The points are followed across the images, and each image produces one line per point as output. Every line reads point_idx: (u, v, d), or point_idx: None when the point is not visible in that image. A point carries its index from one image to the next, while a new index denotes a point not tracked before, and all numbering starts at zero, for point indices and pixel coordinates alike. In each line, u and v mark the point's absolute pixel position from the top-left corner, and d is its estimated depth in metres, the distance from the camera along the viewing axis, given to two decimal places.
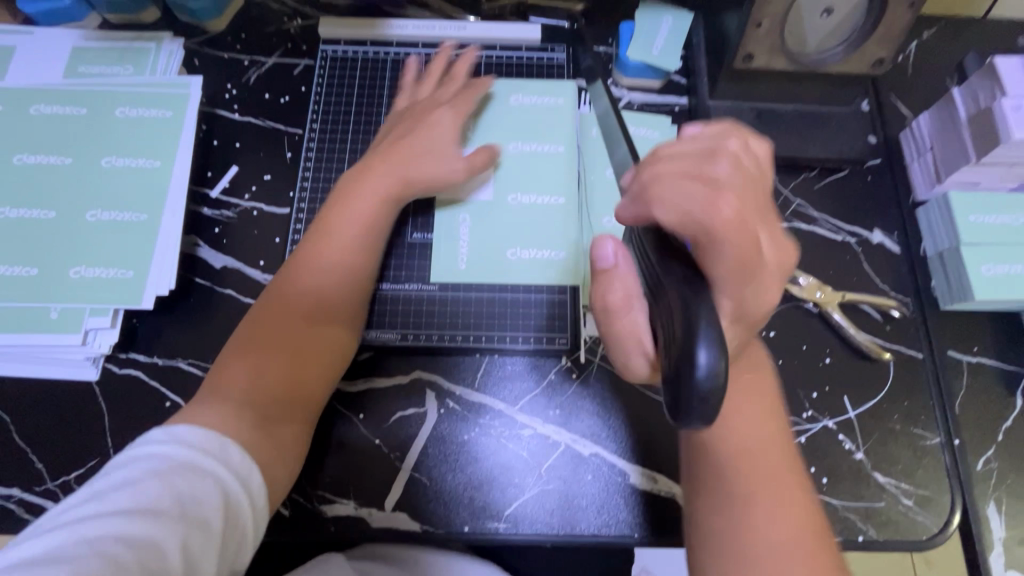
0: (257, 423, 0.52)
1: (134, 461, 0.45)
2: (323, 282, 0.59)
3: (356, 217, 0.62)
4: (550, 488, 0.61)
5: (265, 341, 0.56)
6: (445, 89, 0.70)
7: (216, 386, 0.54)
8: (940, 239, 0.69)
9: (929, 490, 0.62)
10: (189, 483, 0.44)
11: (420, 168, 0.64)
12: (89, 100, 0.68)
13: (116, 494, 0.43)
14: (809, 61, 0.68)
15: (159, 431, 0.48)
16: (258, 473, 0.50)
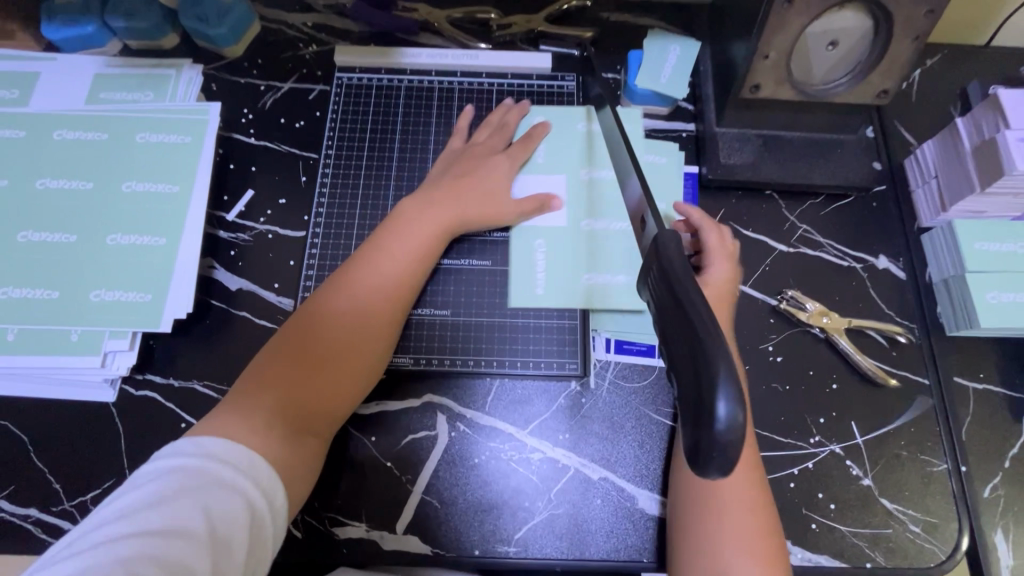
0: (282, 442, 0.53)
1: (167, 477, 0.47)
2: (364, 306, 0.61)
3: (404, 248, 0.64)
4: (559, 512, 0.62)
5: (297, 355, 0.58)
6: (500, 137, 0.73)
7: (247, 393, 0.55)
8: (945, 266, 0.70)
9: (936, 517, 0.63)
10: (220, 503, 0.46)
11: (475, 208, 0.68)
12: (111, 126, 0.70)
13: (149, 511, 0.44)
14: (815, 91, 0.69)
15: (189, 443, 0.49)
16: (282, 490, 0.52)
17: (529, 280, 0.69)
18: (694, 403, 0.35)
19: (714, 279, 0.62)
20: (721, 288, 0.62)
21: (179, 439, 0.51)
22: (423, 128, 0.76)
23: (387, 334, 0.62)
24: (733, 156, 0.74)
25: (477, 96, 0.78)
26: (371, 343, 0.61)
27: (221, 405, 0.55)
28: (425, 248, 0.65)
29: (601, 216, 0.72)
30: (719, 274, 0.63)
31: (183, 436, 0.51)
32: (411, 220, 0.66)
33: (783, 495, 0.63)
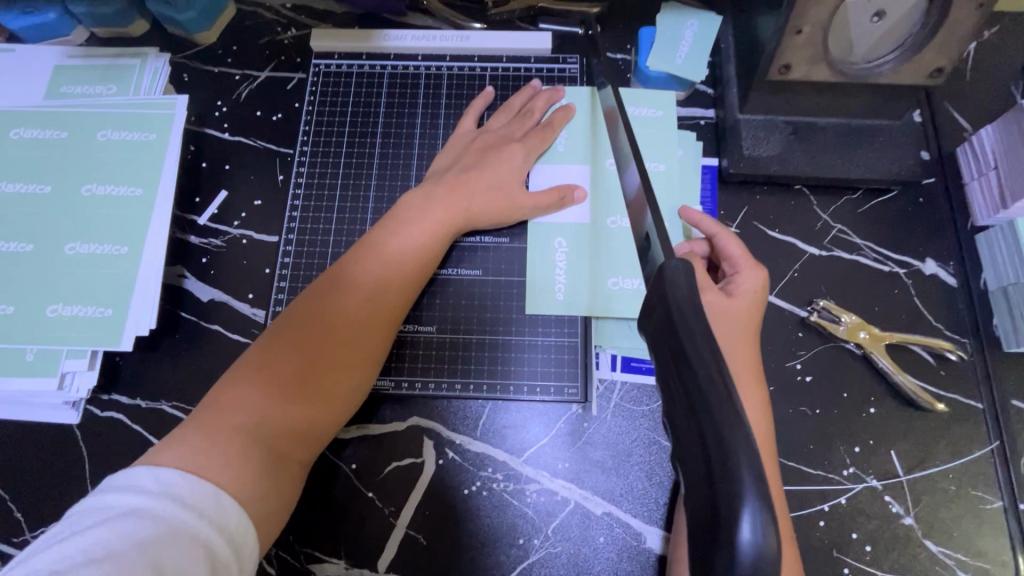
0: (258, 469, 0.45)
1: (114, 522, 0.38)
2: (358, 310, 0.53)
3: (406, 244, 0.57)
4: (557, 551, 0.56)
5: (280, 364, 0.50)
6: (520, 124, 0.66)
7: (215, 409, 0.47)
8: (1004, 273, 0.61)
9: (989, 562, 0.55)
10: (176, 555, 0.37)
11: (483, 205, 0.61)
12: (71, 123, 0.65)
13: (86, 568, 0.35)
14: (855, 70, 0.60)
15: (144, 475, 0.41)
16: (253, 536, 0.43)
17: (545, 287, 0.62)
18: (711, 517, 0.30)
19: (740, 288, 0.52)
20: (749, 299, 0.52)
21: (131, 468, 0.42)
22: (408, 121, 0.69)
23: (382, 341, 0.55)
24: (758, 147, 0.65)
25: (468, 82, 0.70)
26: (363, 352, 0.53)
27: (183, 424, 0.46)
28: (430, 245, 0.58)
29: (607, 217, 0.64)
30: (745, 282, 0.52)
31: (136, 465, 0.42)
32: (415, 216, 0.59)
33: (810, 534, 0.56)
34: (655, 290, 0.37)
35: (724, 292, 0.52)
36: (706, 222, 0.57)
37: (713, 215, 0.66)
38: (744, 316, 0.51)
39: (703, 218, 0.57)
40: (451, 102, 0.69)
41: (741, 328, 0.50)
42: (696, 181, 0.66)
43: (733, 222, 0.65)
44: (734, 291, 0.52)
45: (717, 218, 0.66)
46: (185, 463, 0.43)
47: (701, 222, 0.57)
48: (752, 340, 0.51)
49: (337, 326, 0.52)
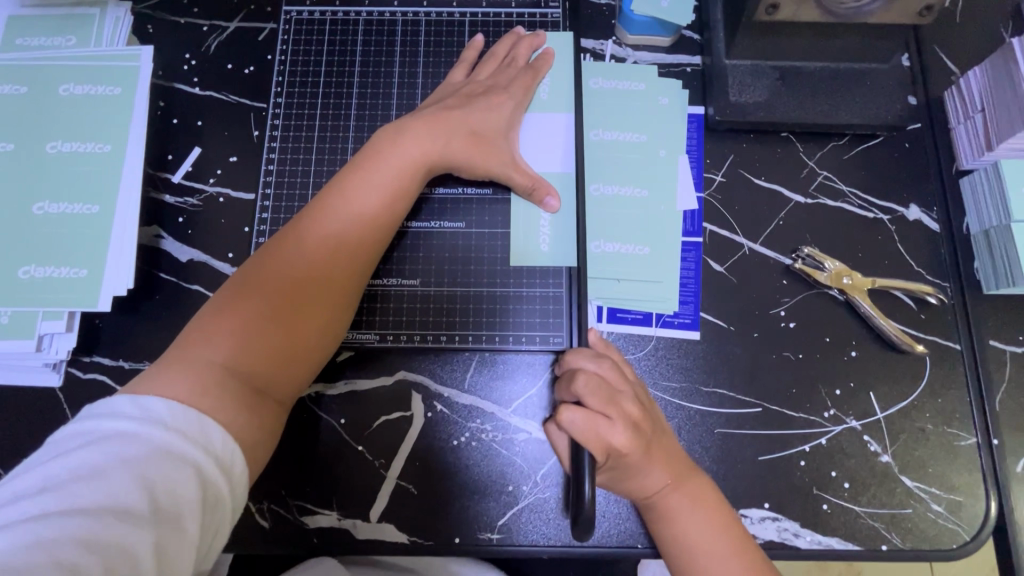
0: (241, 403, 0.45)
1: (101, 444, 0.38)
2: (330, 249, 0.52)
3: (379, 183, 0.55)
4: (546, 497, 0.57)
5: (255, 301, 0.49)
6: (504, 72, 0.63)
7: (191, 346, 0.46)
8: (986, 216, 0.61)
9: (961, 495, 0.57)
10: (165, 476, 0.38)
11: (464, 148, 0.59)
12: (30, 77, 0.61)
13: (78, 486, 0.36)
14: (844, 10, 0.58)
15: (125, 403, 0.40)
16: (242, 459, 0.43)
17: (533, 239, 0.62)
18: None
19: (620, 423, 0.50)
20: (594, 430, 0.49)
21: (113, 396, 0.41)
22: (385, 69, 0.66)
23: (356, 279, 0.54)
24: (744, 93, 0.64)
25: (447, 29, 0.67)
26: (339, 291, 0.53)
27: (158, 361, 0.45)
28: (404, 182, 0.56)
29: (595, 182, 0.63)
30: (588, 394, 0.50)
31: (119, 393, 0.42)
32: (387, 152, 0.57)
33: (791, 473, 0.57)
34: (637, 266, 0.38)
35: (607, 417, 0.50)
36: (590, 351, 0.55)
37: (699, 164, 0.65)
38: (590, 413, 0.49)
39: (577, 354, 0.54)
40: (430, 50, 0.67)
41: (585, 424, 0.49)
42: (681, 129, 0.65)
43: (718, 171, 0.65)
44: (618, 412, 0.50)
45: (703, 166, 0.65)
46: (168, 393, 0.42)
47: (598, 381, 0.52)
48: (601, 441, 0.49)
49: (307, 267, 0.51)
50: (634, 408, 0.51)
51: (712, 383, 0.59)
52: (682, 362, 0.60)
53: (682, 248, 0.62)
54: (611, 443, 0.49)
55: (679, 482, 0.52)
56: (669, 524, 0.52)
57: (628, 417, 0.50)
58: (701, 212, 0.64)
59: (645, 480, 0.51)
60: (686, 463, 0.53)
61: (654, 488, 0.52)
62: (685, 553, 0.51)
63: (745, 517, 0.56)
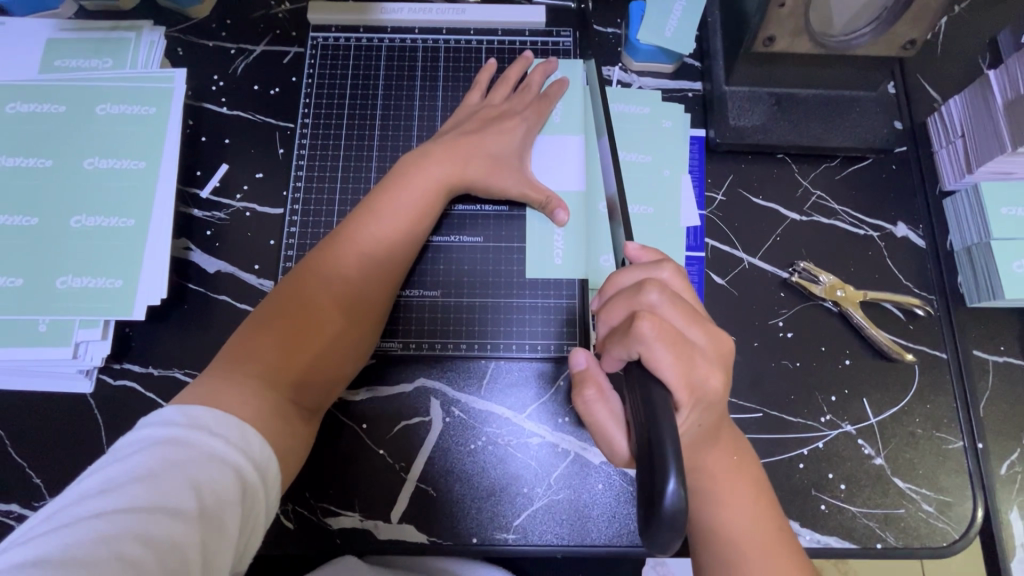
0: (276, 411, 0.48)
1: (153, 448, 0.41)
2: (360, 269, 0.56)
3: (406, 204, 0.59)
4: (559, 498, 0.60)
5: (290, 319, 0.52)
6: (519, 98, 0.67)
7: (233, 359, 0.50)
8: (968, 234, 0.66)
9: (950, 495, 0.60)
10: (211, 476, 0.40)
11: (483, 169, 0.63)
12: (68, 97, 0.65)
13: (131, 486, 0.39)
14: (834, 43, 0.63)
15: (174, 411, 0.43)
16: (276, 465, 0.45)
17: (547, 252, 0.66)
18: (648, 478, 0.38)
19: (703, 346, 0.46)
20: (682, 356, 0.44)
21: (163, 406, 0.44)
22: (406, 93, 0.70)
23: (384, 297, 0.58)
24: (743, 117, 0.68)
25: (465, 55, 0.72)
26: (367, 308, 0.56)
27: (203, 373, 0.49)
28: (428, 204, 0.60)
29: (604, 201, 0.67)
30: (663, 305, 0.46)
31: (168, 403, 0.45)
32: (413, 175, 0.60)
33: (791, 475, 0.61)
34: (627, 304, 0.47)
35: (689, 342, 0.46)
36: (642, 265, 0.50)
37: (701, 183, 0.69)
38: (670, 327, 0.45)
39: (634, 268, 0.49)
40: (449, 75, 0.71)
41: (666, 339, 0.44)
42: (685, 150, 0.69)
43: (720, 190, 0.69)
44: (696, 345, 0.46)
45: (705, 185, 0.69)
46: (211, 401, 0.45)
47: (669, 300, 0.46)
48: (691, 371, 0.44)
49: (339, 286, 0.54)
50: (714, 330, 0.47)
51: None
52: None
53: (686, 262, 0.66)
54: (697, 377, 0.45)
55: (737, 469, 0.51)
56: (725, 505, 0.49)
57: (706, 341, 0.46)
58: (703, 228, 0.68)
59: (708, 454, 0.50)
60: (743, 453, 0.53)
61: (715, 467, 0.50)
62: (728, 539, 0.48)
63: None
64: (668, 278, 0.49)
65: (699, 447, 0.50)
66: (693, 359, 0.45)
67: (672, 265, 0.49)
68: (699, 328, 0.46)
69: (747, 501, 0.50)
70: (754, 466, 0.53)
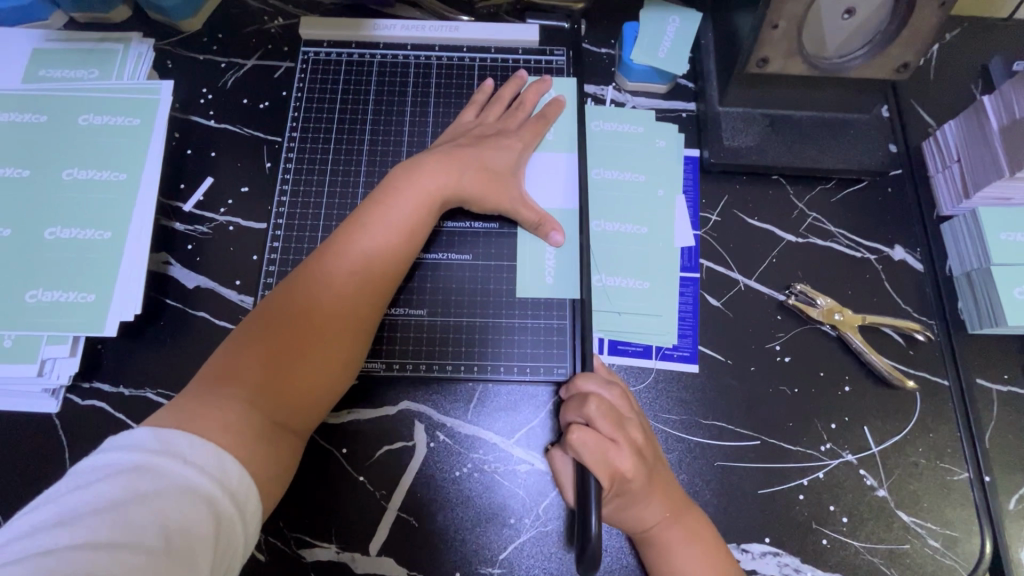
0: (258, 435, 0.45)
1: (119, 477, 0.38)
2: (349, 285, 0.53)
3: (397, 217, 0.57)
4: (548, 530, 0.57)
5: (275, 338, 0.50)
6: (512, 117, 0.67)
7: (214, 381, 0.47)
8: (967, 258, 0.64)
9: (957, 530, 0.58)
10: (181, 509, 0.38)
11: (476, 184, 0.61)
12: (50, 106, 0.63)
13: (93, 519, 0.36)
14: (828, 65, 0.63)
15: (145, 436, 0.41)
16: (256, 497, 0.43)
17: (538, 271, 0.64)
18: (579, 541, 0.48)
19: (632, 442, 0.53)
20: (605, 454, 0.51)
21: (135, 428, 0.42)
22: (397, 109, 0.69)
23: (375, 312, 0.55)
24: (737, 138, 0.68)
25: (458, 73, 0.71)
26: (362, 325, 0.54)
27: (180, 396, 0.46)
28: (420, 217, 0.58)
29: (598, 220, 0.66)
30: (597, 417, 0.53)
31: (140, 426, 0.42)
32: (405, 189, 0.58)
33: (790, 507, 0.58)
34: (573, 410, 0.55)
35: (618, 442, 0.52)
36: (600, 376, 0.58)
37: (695, 204, 0.68)
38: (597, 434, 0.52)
39: (587, 376, 0.57)
40: (441, 92, 0.70)
41: (593, 446, 0.51)
42: (679, 171, 0.68)
43: (714, 211, 0.68)
44: (621, 439, 0.52)
45: (699, 206, 0.68)
46: (185, 426, 0.43)
47: (601, 410, 0.53)
48: (609, 463, 0.51)
49: (327, 303, 0.52)
50: (637, 429, 0.54)
51: (710, 416, 0.61)
52: (681, 395, 0.61)
53: (680, 284, 0.65)
54: (615, 467, 0.51)
55: (674, 515, 0.53)
56: (663, 558, 0.52)
57: (633, 440, 0.53)
58: (698, 248, 0.66)
59: (643, 511, 0.53)
60: (681, 495, 0.54)
61: (650, 519, 0.53)
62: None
63: (746, 552, 0.56)
64: (613, 388, 0.56)
65: (623, 503, 0.53)
66: (615, 453, 0.51)
67: (619, 389, 0.56)
68: (625, 427, 0.53)
69: (686, 541, 0.53)
70: (691, 506, 0.55)
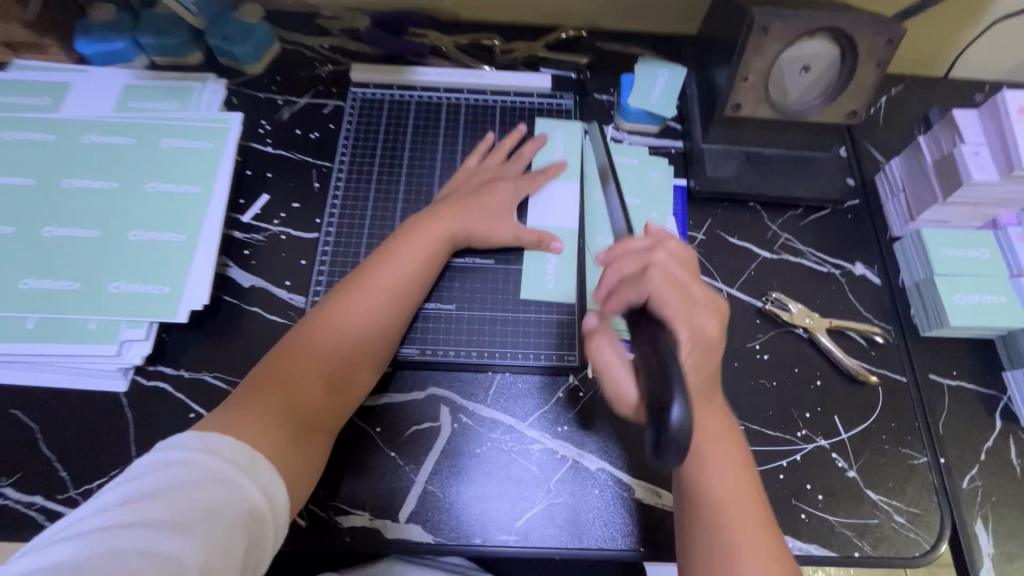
0: (286, 439, 0.54)
1: (168, 471, 0.46)
2: (368, 315, 0.62)
3: (410, 258, 0.67)
4: (558, 502, 0.64)
5: (304, 358, 0.59)
6: (513, 165, 0.78)
7: (251, 392, 0.56)
8: (916, 272, 0.75)
9: (919, 507, 0.65)
10: (219, 499, 0.45)
11: (480, 226, 0.71)
12: (137, 131, 0.75)
13: (147, 504, 0.43)
14: (793, 110, 0.75)
15: (191, 437, 0.49)
16: (282, 493, 0.50)
17: (541, 277, 0.73)
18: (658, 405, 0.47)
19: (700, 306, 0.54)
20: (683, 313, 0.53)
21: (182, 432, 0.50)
22: (432, 138, 0.81)
23: (388, 339, 0.64)
24: (718, 169, 0.80)
25: (481, 111, 0.84)
26: (378, 351, 0.63)
27: (224, 404, 0.55)
28: (430, 257, 0.68)
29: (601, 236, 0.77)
30: (668, 261, 0.54)
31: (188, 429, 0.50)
32: (417, 233, 0.68)
33: (772, 485, 0.65)
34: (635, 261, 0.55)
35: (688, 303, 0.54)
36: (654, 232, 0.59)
37: (684, 224, 0.79)
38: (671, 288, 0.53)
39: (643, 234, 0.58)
40: (467, 127, 0.83)
41: (670, 296, 0.53)
42: (670, 196, 0.79)
43: (700, 231, 0.79)
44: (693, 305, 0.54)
45: (687, 226, 0.79)
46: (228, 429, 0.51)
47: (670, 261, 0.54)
48: (689, 325, 0.53)
49: (348, 329, 0.61)
50: (707, 294, 0.56)
51: None
52: None
53: None
54: (694, 330, 0.53)
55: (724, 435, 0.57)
56: (712, 465, 0.55)
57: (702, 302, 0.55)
58: None
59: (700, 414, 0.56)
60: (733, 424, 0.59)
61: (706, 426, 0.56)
62: (711, 492, 0.54)
63: None
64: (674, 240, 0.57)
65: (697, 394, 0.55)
66: (691, 317, 0.53)
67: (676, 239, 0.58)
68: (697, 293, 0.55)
69: (732, 462, 0.56)
70: (737, 434, 0.59)
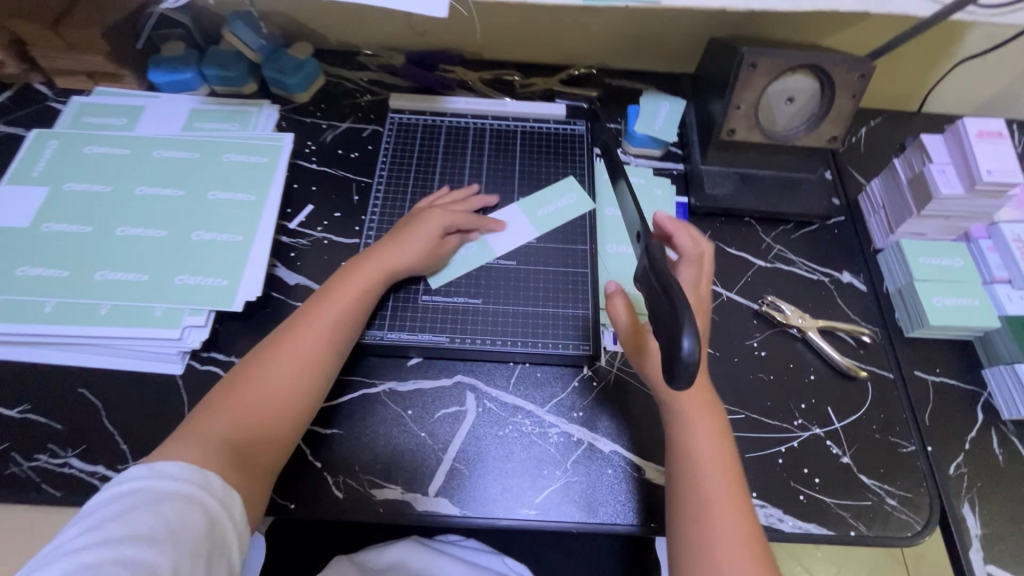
0: (227, 463, 0.56)
1: (122, 498, 0.49)
2: (307, 344, 0.66)
3: (349, 291, 0.71)
4: (574, 480, 0.69)
5: (243, 389, 0.62)
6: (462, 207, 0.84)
7: (191, 427, 0.58)
8: (898, 279, 0.83)
9: (909, 491, 0.70)
10: (178, 513, 0.49)
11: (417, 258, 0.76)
12: (201, 147, 0.85)
13: (110, 526, 0.47)
14: (780, 135, 0.86)
15: (139, 470, 0.52)
16: (238, 503, 0.54)
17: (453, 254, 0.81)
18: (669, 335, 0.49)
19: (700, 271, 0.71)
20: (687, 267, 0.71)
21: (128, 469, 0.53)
22: (461, 156, 0.91)
23: (331, 363, 0.67)
24: (716, 187, 0.89)
25: (504, 134, 0.94)
26: (321, 380, 0.66)
27: (167, 440, 0.57)
28: (369, 288, 0.72)
29: (611, 244, 0.85)
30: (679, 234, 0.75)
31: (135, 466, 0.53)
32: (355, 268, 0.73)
33: (772, 468, 0.71)
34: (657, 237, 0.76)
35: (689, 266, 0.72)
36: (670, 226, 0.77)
37: None
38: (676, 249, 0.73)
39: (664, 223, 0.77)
40: (491, 147, 0.93)
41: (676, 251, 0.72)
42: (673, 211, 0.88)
43: None
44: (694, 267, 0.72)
45: None
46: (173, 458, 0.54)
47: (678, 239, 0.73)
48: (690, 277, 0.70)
49: (287, 358, 0.64)
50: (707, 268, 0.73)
51: None
52: None
53: None
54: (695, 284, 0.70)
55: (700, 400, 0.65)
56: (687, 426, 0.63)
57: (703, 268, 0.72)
58: None
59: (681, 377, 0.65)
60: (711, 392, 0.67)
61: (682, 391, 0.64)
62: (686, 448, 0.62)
63: None
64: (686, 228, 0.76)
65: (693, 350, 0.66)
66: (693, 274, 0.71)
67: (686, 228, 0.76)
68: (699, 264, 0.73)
69: (706, 423, 0.63)
70: (714, 400, 0.66)
